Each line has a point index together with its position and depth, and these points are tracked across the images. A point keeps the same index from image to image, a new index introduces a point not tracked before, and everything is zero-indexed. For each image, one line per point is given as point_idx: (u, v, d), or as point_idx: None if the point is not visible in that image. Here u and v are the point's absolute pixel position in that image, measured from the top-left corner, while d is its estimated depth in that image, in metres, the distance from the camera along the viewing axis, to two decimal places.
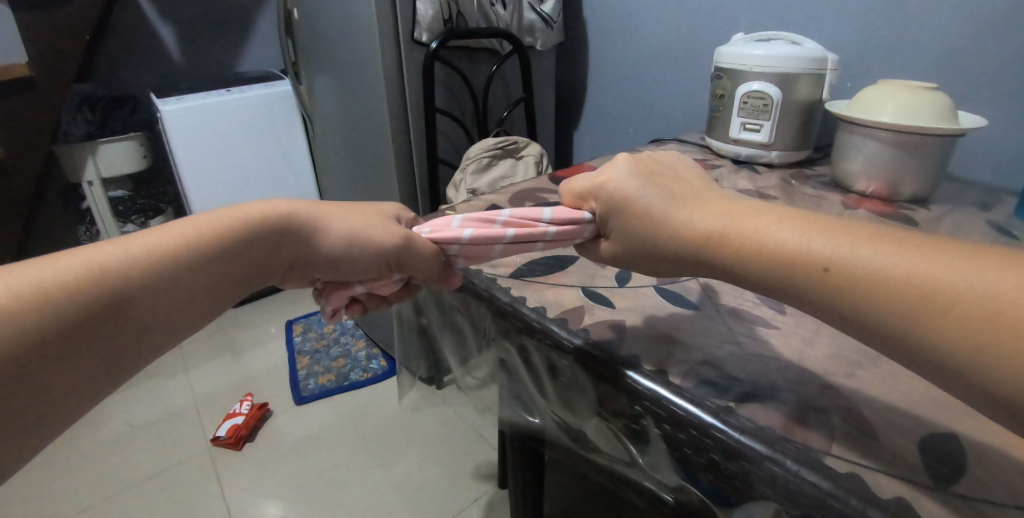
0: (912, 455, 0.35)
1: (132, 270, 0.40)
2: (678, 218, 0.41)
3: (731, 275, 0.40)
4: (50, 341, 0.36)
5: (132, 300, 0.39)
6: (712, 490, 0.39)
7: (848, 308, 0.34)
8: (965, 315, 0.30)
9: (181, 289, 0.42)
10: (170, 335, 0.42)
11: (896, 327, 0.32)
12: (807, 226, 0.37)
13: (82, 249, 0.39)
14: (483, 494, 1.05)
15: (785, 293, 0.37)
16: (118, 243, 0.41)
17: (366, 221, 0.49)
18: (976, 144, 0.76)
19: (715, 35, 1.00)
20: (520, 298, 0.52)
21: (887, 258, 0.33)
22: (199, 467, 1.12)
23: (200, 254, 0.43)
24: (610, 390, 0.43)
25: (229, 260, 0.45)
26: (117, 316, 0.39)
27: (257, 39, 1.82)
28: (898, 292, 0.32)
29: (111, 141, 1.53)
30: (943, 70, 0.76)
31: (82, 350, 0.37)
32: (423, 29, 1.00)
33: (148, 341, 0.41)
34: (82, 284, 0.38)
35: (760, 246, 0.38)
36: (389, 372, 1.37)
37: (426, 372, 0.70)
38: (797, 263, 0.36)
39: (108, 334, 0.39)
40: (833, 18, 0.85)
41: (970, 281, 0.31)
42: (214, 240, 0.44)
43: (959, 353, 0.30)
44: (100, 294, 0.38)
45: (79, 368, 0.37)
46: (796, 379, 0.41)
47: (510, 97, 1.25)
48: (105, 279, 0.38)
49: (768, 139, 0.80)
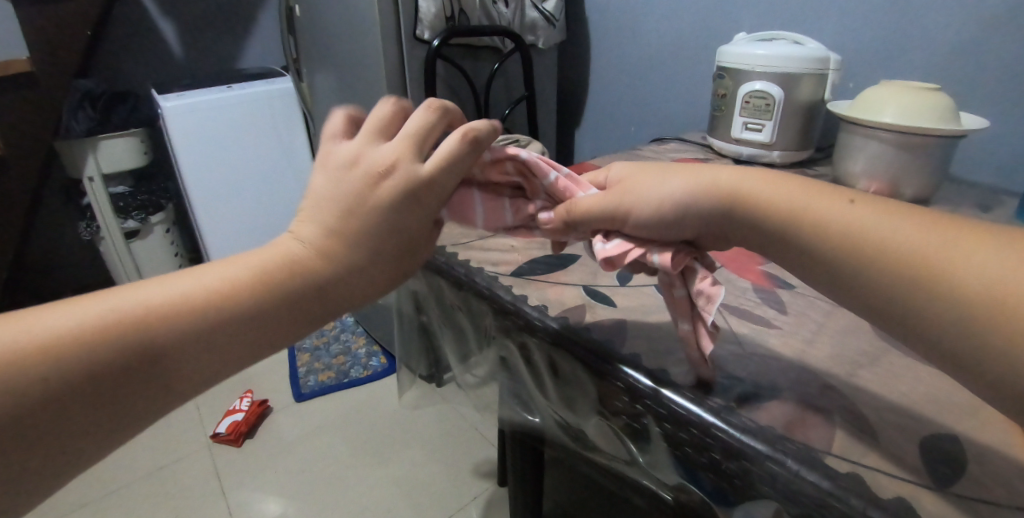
0: (911, 456, 0.35)
1: (99, 347, 0.33)
2: (697, 173, 0.41)
3: (742, 222, 0.39)
4: (41, 402, 0.31)
5: (131, 367, 0.34)
6: (712, 489, 0.39)
7: (854, 271, 0.34)
8: (977, 287, 0.30)
9: (184, 350, 0.35)
10: (187, 386, 0.36)
11: (905, 291, 0.32)
12: (821, 190, 0.37)
13: (54, 312, 0.34)
14: (482, 491, 1.05)
15: (795, 250, 0.37)
16: (104, 299, 0.35)
17: (384, 238, 0.39)
18: (977, 146, 0.77)
19: (716, 34, 1.00)
20: (521, 297, 0.52)
21: (896, 226, 0.33)
22: (200, 463, 1.12)
23: (190, 322, 0.35)
24: (611, 389, 0.43)
25: (220, 331, 0.36)
26: (97, 394, 0.33)
27: (258, 36, 1.83)
28: (904, 259, 0.32)
29: (111, 137, 1.54)
30: (943, 72, 0.77)
31: (72, 422, 0.32)
32: (424, 26, 1.00)
33: (171, 386, 0.35)
34: (46, 358, 0.32)
35: (773, 195, 0.37)
36: (389, 369, 1.37)
37: (426, 369, 0.70)
38: (809, 224, 0.36)
39: (66, 429, 0.32)
40: (835, 18, 0.85)
41: (986, 257, 0.30)
42: (208, 306, 0.36)
43: (963, 329, 0.30)
44: (110, 348, 0.33)
45: (75, 433, 0.33)
46: (797, 379, 0.41)
47: (511, 95, 1.25)
48: (67, 358, 0.32)
49: (769, 139, 0.80)
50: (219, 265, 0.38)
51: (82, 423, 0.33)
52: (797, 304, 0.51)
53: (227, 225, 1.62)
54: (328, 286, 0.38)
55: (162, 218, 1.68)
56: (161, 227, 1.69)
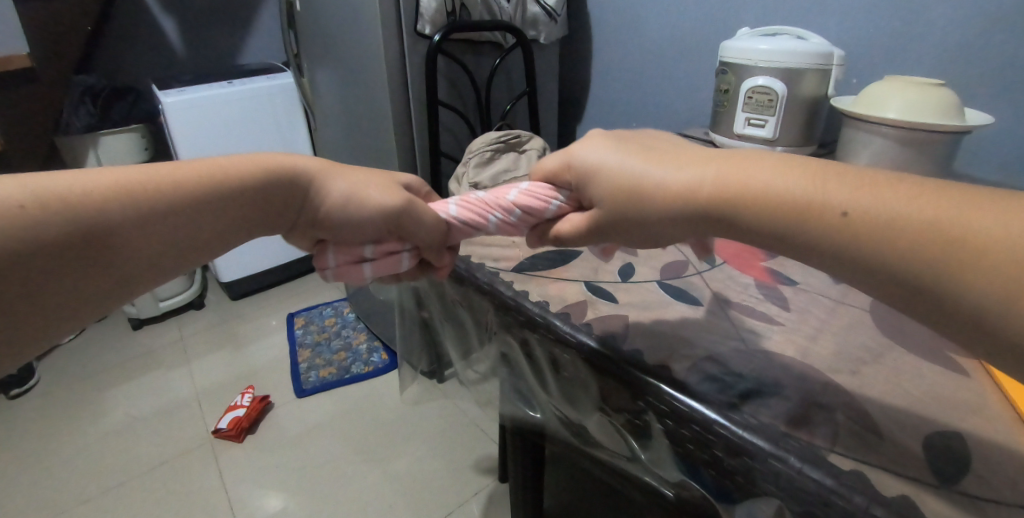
0: (915, 453, 0.35)
1: (108, 208, 0.38)
2: (679, 170, 0.39)
3: (740, 222, 0.37)
4: (61, 242, 0.36)
5: (140, 232, 0.39)
6: (714, 487, 0.39)
7: (867, 254, 0.33)
8: (997, 255, 0.30)
9: (184, 230, 0.42)
10: (175, 260, 0.42)
11: (928, 271, 0.32)
12: (810, 171, 0.36)
13: (39, 174, 0.36)
14: (483, 488, 1.05)
15: (804, 247, 0.35)
16: (109, 171, 0.39)
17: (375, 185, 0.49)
18: (981, 142, 0.76)
19: (720, 29, 0.99)
20: (522, 293, 0.52)
21: (907, 203, 0.33)
22: (202, 458, 1.13)
23: (179, 207, 0.41)
24: (613, 384, 0.43)
25: (201, 217, 0.43)
26: (106, 248, 0.38)
27: (259, 31, 1.82)
28: (922, 236, 0.32)
29: (112, 133, 1.51)
30: (949, 68, 0.76)
31: (79, 266, 0.37)
32: (426, 21, 0.99)
33: (160, 258, 0.41)
34: (71, 206, 0.36)
35: (768, 192, 0.36)
36: (389, 365, 1.37)
37: (427, 366, 0.70)
38: (814, 211, 0.34)
39: (61, 274, 0.36)
40: (840, 13, 0.84)
41: (996, 224, 0.30)
42: (184, 190, 0.42)
43: (992, 301, 0.30)
44: (127, 212, 0.39)
45: (77, 276, 0.37)
46: (800, 376, 0.41)
47: (512, 90, 1.25)
48: (73, 213, 0.36)
49: (773, 135, 0.79)
50: (224, 164, 0.45)
51: (84, 271, 0.38)
52: (800, 301, 0.50)
53: None
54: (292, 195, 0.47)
55: None
56: None
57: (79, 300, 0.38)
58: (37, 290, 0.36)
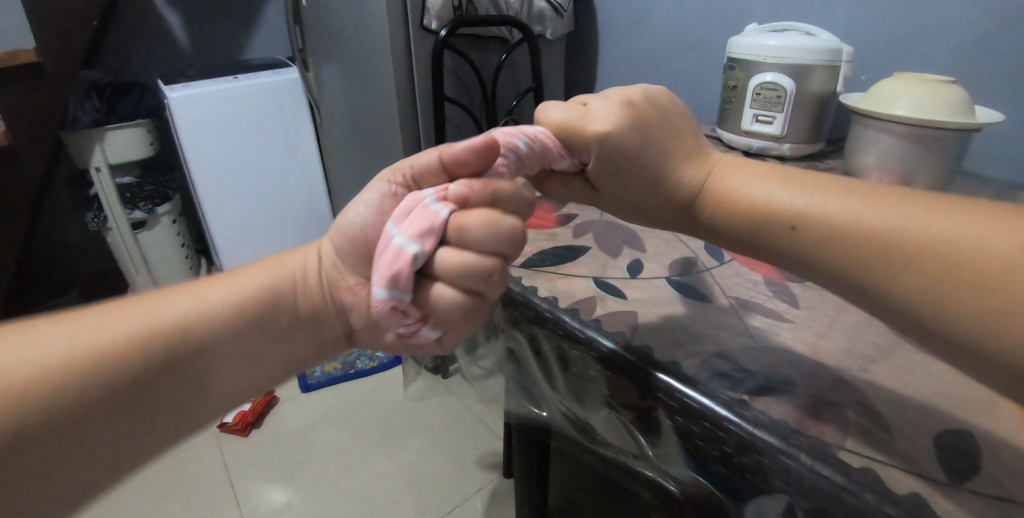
0: (926, 451, 0.35)
1: (131, 355, 0.37)
2: (671, 178, 0.43)
3: (715, 225, 0.42)
4: (90, 399, 0.35)
5: (168, 371, 0.38)
6: (725, 484, 0.39)
7: (817, 257, 0.36)
8: (938, 258, 0.32)
9: (209, 358, 0.39)
10: (206, 394, 0.40)
11: (870, 274, 0.34)
12: (779, 181, 0.40)
13: (65, 331, 0.36)
14: (487, 483, 1.05)
15: (765, 252, 0.39)
16: (132, 314, 0.38)
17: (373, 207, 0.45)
18: (990, 140, 0.76)
19: (728, 24, 0.99)
20: (531, 288, 0.52)
21: (861, 209, 0.35)
22: (208, 452, 1.13)
23: (199, 335, 0.39)
24: (621, 381, 0.43)
25: (230, 344, 0.40)
26: (134, 391, 0.37)
27: (264, 26, 1.82)
28: (867, 241, 0.34)
29: (118, 127, 1.53)
30: (959, 65, 0.75)
31: (113, 417, 0.36)
32: (432, 16, 0.99)
33: (192, 393, 0.39)
34: (93, 361, 0.36)
35: (740, 202, 0.40)
36: (394, 360, 1.37)
37: (432, 362, 0.69)
38: (769, 217, 0.38)
39: (93, 427, 0.36)
40: (849, 8, 0.83)
41: (940, 229, 0.32)
42: (204, 318, 0.40)
43: (932, 305, 0.32)
44: (152, 352, 0.37)
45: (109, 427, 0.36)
46: (810, 372, 0.41)
47: (518, 85, 1.24)
48: (98, 364, 0.36)
49: (780, 131, 0.79)
50: (236, 279, 0.43)
51: (115, 421, 0.36)
52: (809, 298, 0.50)
53: (233, 217, 1.62)
54: (316, 309, 0.43)
55: (169, 208, 1.66)
56: (167, 218, 1.67)
57: (119, 450, 0.37)
58: (75, 447, 0.35)
